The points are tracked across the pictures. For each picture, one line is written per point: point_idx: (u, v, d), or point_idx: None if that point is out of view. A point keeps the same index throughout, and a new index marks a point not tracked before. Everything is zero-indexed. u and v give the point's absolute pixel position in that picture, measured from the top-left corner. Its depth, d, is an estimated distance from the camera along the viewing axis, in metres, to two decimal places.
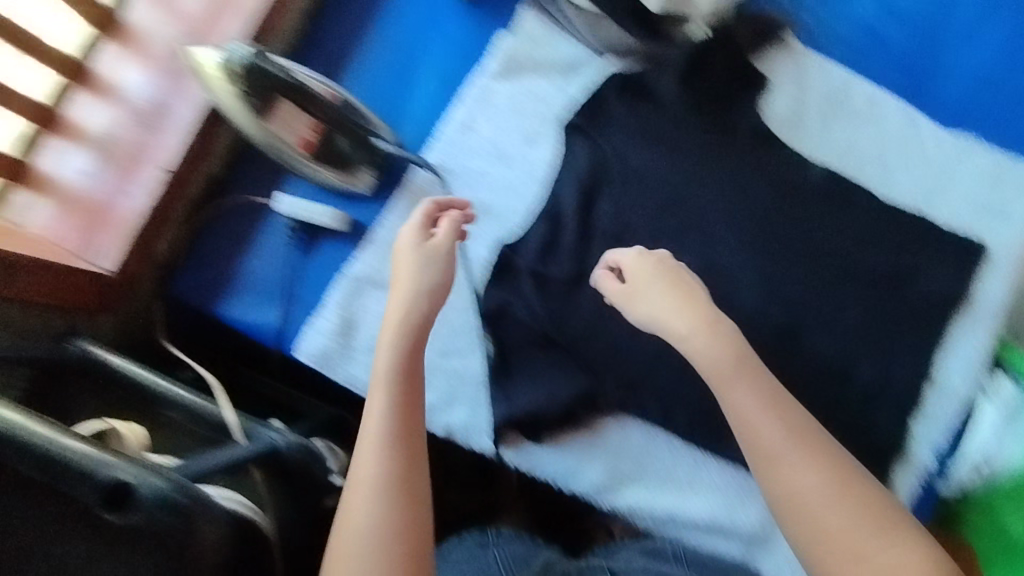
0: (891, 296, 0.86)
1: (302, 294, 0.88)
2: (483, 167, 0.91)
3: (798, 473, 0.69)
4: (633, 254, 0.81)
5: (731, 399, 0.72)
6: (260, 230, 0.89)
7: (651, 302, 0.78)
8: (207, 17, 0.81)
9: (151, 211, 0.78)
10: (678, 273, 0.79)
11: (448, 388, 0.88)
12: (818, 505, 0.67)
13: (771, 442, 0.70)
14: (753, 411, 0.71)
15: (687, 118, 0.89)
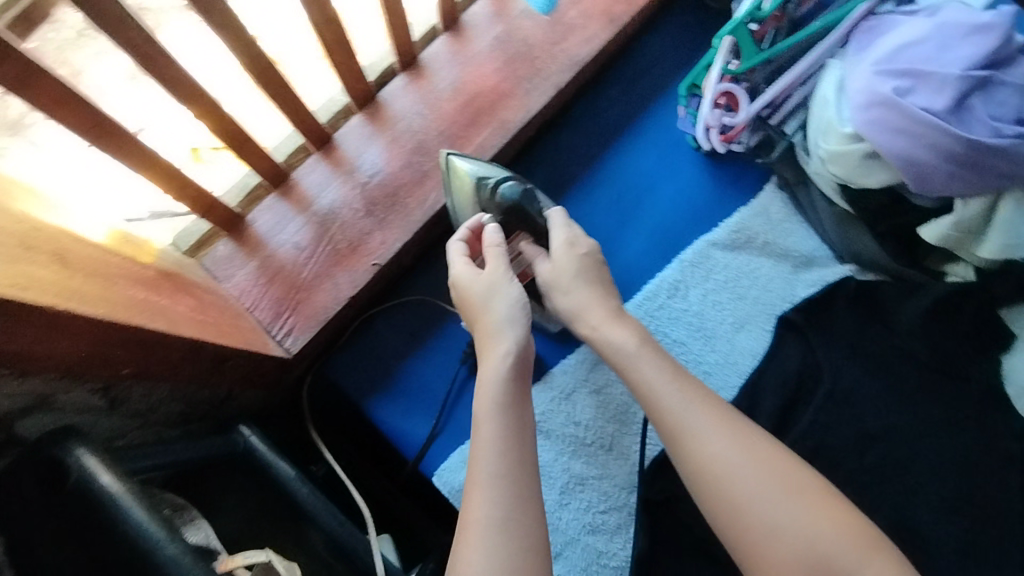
0: None
1: (457, 416, 0.81)
2: (684, 337, 0.85)
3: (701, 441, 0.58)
4: None
5: (635, 379, 0.63)
6: (436, 336, 0.83)
7: (574, 294, 0.68)
8: (465, 123, 0.79)
9: (351, 301, 0.73)
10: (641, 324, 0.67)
11: (583, 569, 0.76)
12: (744, 482, 0.55)
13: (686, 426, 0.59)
14: (656, 384, 0.61)
15: (920, 355, 0.81)
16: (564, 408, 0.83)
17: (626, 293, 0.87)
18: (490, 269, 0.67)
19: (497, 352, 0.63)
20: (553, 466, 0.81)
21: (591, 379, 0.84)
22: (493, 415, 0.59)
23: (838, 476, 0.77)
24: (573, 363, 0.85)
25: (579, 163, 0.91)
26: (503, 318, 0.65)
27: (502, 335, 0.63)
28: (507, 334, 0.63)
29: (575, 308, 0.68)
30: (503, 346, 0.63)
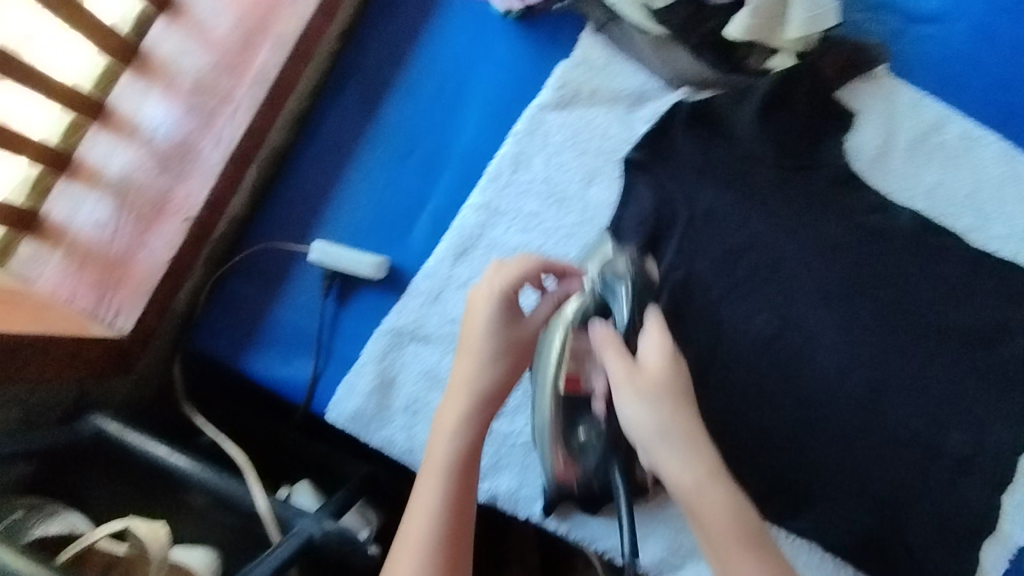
0: (983, 352, 0.80)
1: (335, 350, 0.81)
2: (536, 209, 0.84)
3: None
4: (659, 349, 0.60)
5: (689, 496, 0.55)
6: (290, 277, 0.82)
7: (639, 400, 0.58)
8: (241, 48, 0.74)
9: (172, 265, 0.70)
10: (689, 419, 0.58)
11: (494, 452, 0.81)
12: None
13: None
14: (711, 508, 0.55)
15: (762, 157, 0.82)
16: (436, 311, 0.82)
17: (470, 181, 0.84)
18: (535, 316, 0.72)
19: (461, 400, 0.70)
20: (440, 369, 0.81)
21: (455, 275, 0.82)
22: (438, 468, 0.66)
23: (707, 293, 0.82)
24: (433, 266, 0.82)
25: (388, 63, 0.87)
26: (487, 374, 0.70)
27: (475, 392, 0.70)
28: (475, 392, 0.70)
29: (654, 434, 0.57)
30: (474, 399, 0.69)
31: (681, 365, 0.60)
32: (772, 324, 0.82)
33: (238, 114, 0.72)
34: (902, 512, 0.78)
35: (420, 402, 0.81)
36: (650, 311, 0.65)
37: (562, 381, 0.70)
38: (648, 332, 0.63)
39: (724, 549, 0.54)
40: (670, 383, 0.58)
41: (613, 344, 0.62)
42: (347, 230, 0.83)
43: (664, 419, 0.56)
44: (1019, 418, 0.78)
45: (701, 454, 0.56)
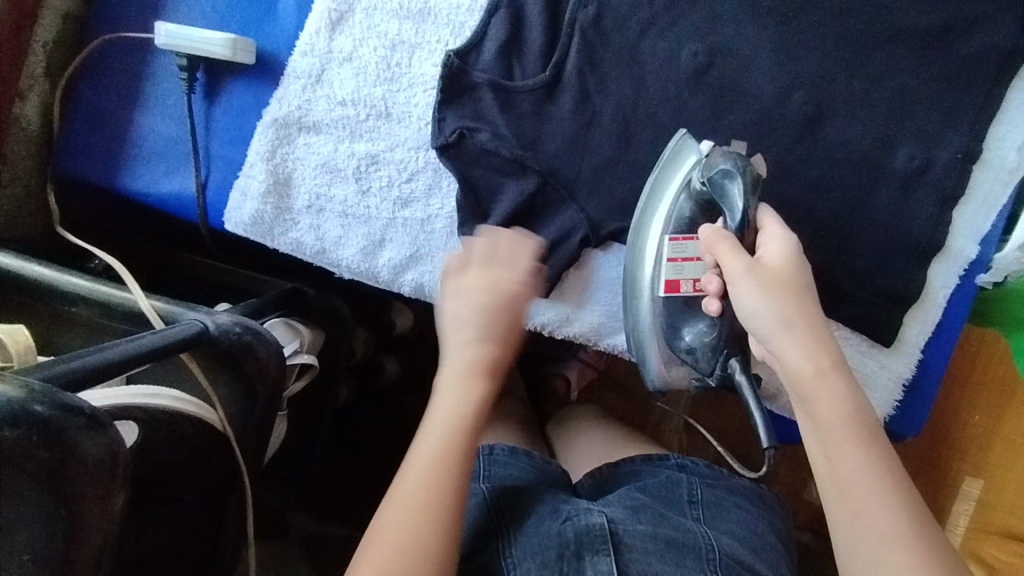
0: (935, 54, 0.71)
1: (215, 153, 0.72)
2: None
3: (855, 464, 0.53)
4: (780, 244, 0.60)
5: (808, 382, 0.55)
6: (148, 76, 0.72)
7: (763, 292, 0.57)
8: None
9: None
10: (816, 314, 0.57)
11: (413, 242, 0.74)
12: (874, 506, 0.52)
13: (857, 487, 0.52)
14: (825, 393, 0.55)
15: None
16: (322, 93, 0.72)
17: None
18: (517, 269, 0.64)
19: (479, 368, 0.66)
20: (337, 159, 0.73)
21: (337, 49, 0.72)
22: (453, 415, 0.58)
23: (624, 31, 0.72)
24: (308, 41, 0.71)
25: None
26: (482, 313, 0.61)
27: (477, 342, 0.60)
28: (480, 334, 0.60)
29: (778, 323, 0.57)
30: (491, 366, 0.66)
31: (802, 268, 0.60)
32: (699, 58, 0.71)
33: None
34: (845, 243, 0.74)
35: (323, 199, 0.73)
36: (765, 211, 0.63)
37: (661, 284, 0.68)
38: (767, 233, 0.62)
39: (836, 437, 0.54)
40: (790, 279, 0.58)
41: (724, 242, 0.61)
42: (202, 9, 0.71)
43: (790, 310, 0.56)
44: (972, 121, 0.71)
45: (825, 347, 0.56)
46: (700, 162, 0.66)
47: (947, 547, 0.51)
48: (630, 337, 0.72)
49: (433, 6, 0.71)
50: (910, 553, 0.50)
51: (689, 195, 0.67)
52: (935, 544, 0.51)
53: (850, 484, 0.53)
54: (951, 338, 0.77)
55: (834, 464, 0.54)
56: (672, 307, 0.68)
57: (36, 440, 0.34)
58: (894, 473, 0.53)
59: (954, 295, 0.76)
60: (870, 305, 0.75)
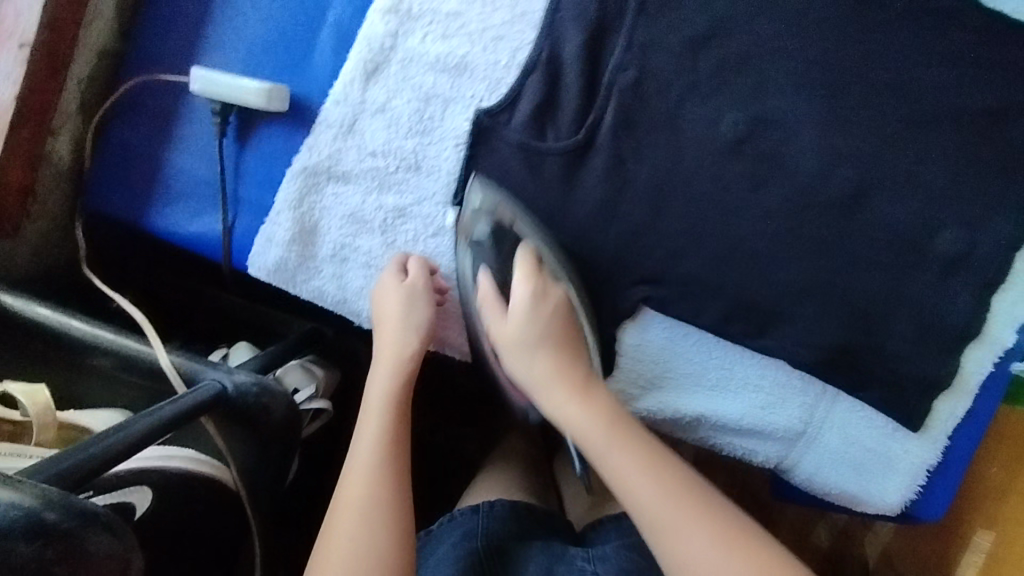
0: (986, 136, 0.69)
1: (243, 197, 0.72)
2: (456, 8, 0.69)
3: (559, 398, 0.63)
4: (528, 290, 0.67)
5: (522, 360, 0.66)
6: (180, 116, 0.71)
7: (522, 338, 0.65)
8: None
9: (20, 106, 0.64)
10: (550, 304, 0.67)
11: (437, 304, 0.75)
12: (582, 422, 0.62)
13: (575, 420, 0.62)
14: (515, 347, 0.66)
15: None
16: (352, 143, 0.71)
17: None
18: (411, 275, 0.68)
19: (390, 360, 0.65)
20: (364, 211, 0.72)
21: (370, 100, 0.71)
22: (379, 435, 0.62)
23: (663, 96, 0.70)
24: (342, 90, 0.70)
25: None
26: (415, 322, 0.66)
27: (405, 345, 0.66)
28: (406, 337, 0.66)
29: (528, 376, 0.65)
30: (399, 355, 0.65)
31: (553, 301, 0.67)
32: (739, 126, 0.70)
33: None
34: (878, 320, 0.71)
35: (348, 249, 0.72)
36: (521, 248, 0.70)
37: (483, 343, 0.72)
38: (518, 276, 0.68)
39: (541, 378, 0.64)
40: (539, 323, 0.66)
41: (493, 305, 0.68)
42: (240, 53, 0.71)
43: (538, 335, 0.65)
44: (1018, 208, 0.69)
45: (538, 311, 0.66)
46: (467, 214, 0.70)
47: (711, 498, 0.57)
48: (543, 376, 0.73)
49: (471, 60, 0.70)
50: (629, 453, 0.60)
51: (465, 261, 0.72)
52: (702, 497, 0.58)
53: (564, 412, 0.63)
54: (979, 424, 0.74)
55: (555, 407, 0.63)
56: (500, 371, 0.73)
57: (51, 553, 0.36)
58: (596, 393, 0.63)
59: (986, 383, 0.73)
60: (898, 390, 0.72)
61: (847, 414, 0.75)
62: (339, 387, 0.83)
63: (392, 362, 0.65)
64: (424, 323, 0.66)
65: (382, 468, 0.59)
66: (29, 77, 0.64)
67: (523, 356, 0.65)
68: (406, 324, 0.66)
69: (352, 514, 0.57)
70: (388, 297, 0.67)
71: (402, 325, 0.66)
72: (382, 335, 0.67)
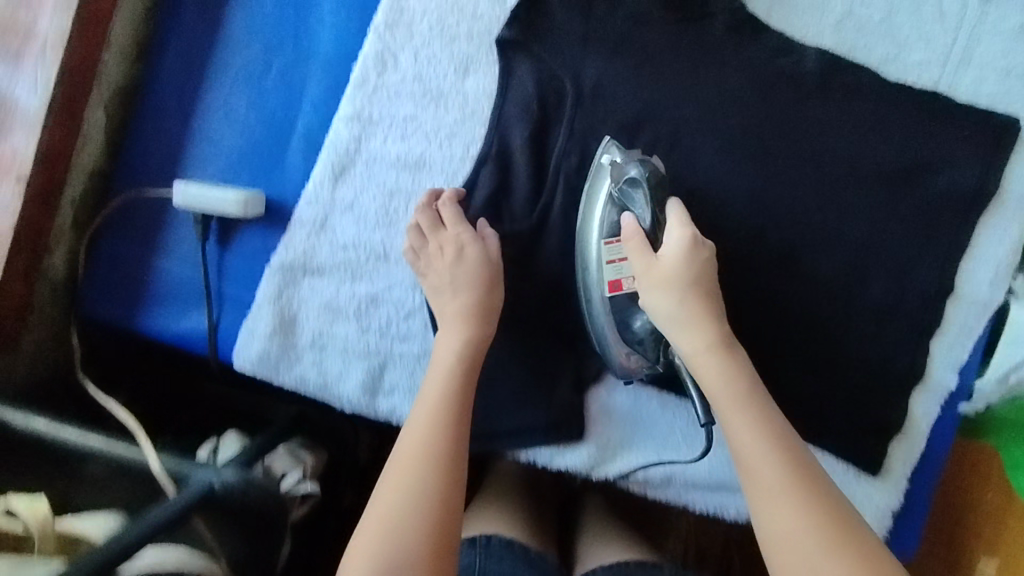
0: (903, 193, 0.75)
1: (227, 295, 0.78)
2: (412, 112, 0.77)
3: (704, 357, 0.63)
4: (684, 235, 0.66)
5: (669, 300, 0.65)
6: (167, 226, 0.78)
7: (673, 293, 0.65)
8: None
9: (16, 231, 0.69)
10: (702, 258, 0.66)
11: None
12: (726, 398, 0.61)
13: (721, 389, 0.61)
14: (667, 290, 0.65)
15: (648, 15, 0.75)
16: (325, 239, 0.77)
17: (336, 91, 0.77)
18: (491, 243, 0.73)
19: (456, 327, 0.69)
20: (339, 300, 0.77)
21: (339, 197, 0.77)
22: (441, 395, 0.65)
23: None
24: (313, 191, 0.77)
25: None
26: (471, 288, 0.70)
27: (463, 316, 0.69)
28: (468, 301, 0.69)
29: (666, 319, 0.65)
30: (472, 326, 0.68)
31: (700, 254, 0.66)
32: (678, 200, 0.76)
33: (47, 51, 0.67)
34: (827, 369, 0.76)
35: (326, 336, 0.77)
36: (671, 204, 0.68)
37: (606, 286, 0.70)
38: (670, 226, 0.67)
39: (692, 328, 0.64)
40: (691, 270, 0.65)
41: (637, 243, 0.67)
42: (217, 165, 0.77)
43: (692, 280, 0.65)
44: (939, 258, 0.74)
45: (696, 267, 0.65)
46: (605, 172, 0.71)
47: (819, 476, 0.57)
48: (519, 439, 0.77)
49: (428, 157, 0.77)
50: (769, 442, 0.59)
51: (611, 200, 0.70)
52: (811, 483, 0.57)
53: (712, 380, 0.62)
54: (936, 464, 0.78)
55: (701, 371, 0.63)
56: (618, 303, 0.70)
57: None
58: (750, 377, 0.62)
59: (936, 424, 0.77)
60: (854, 433, 0.76)
61: (812, 462, 0.77)
62: (327, 466, 0.86)
63: (459, 328, 0.68)
64: (490, 279, 0.71)
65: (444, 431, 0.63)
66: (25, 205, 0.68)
67: (670, 300, 0.65)
68: (471, 293, 0.69)
69: (412, 467, 0.61)
70: (441, 240, 0.72)
71: (478, 298, 0.69)
72: (447, 303, 0.70)
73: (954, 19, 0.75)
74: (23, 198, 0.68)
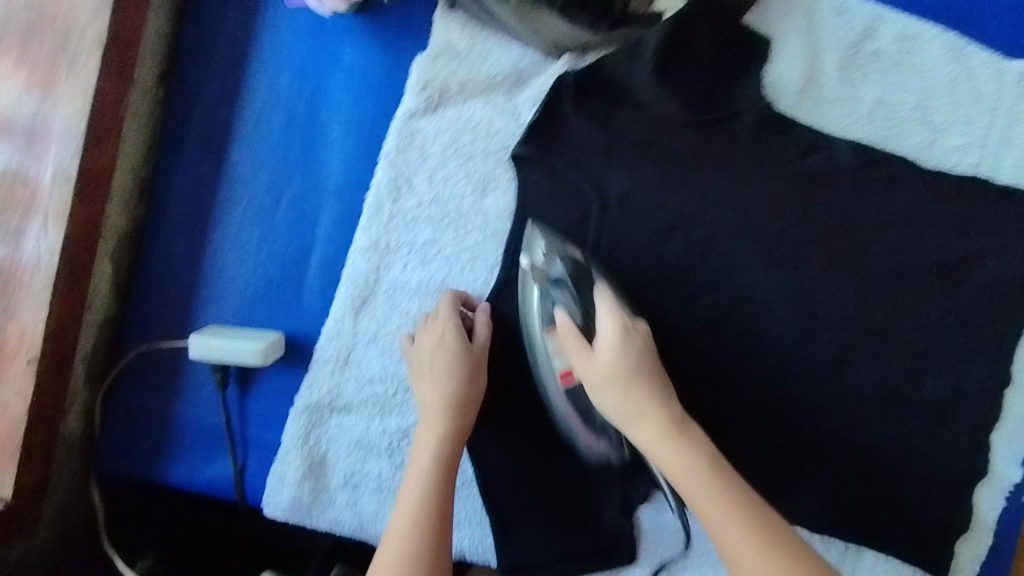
0: (951, 287, 0.72)
1: (252, 440, 0.74)
2: (431, 236, 0.73)
3: (660, 444, 0.57)
4: (612, 319, 0.61)
5: (611, 393, 0.59)
6: (185, 373, 0.74)
7: (618, 394, 0.59)
8: (43, 143, 0.68)
9: (33, 409, 0.67)
10: (641, 344, 0.61)
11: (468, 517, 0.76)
12: (688, 482, 0.56)
13: (679, 467, 0.56)
14: (609, 383, 0.59)
15: (671, 121, 0.71)
16: (351, 375, 0.73)
17: (350, 221, 0.74)
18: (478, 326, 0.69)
19: (436, 418, 0.66)
20: (370, 437, 0.73)
21: (361, 331, 0.73)
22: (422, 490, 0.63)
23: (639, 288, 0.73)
24: (334, 327, 0.73)
25: (222, 99, 0.74)
26: (456, 382, 0.67)
27: (446, 410, 0.66)
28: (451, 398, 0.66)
29: (618, 416, 0.60)
30: (450, 417, 0.66)
31: (635, 339, 0.61)
32: (716, 308, 0.73)
33: (49, 224, 0.67)
34: (883, 475, 0.72)
35: (358, 476, 0.73)
36: (599, 290, 0.64)
37: (558, 379, 0.66)
38: (601, 315, 0.62)
39: (639, 417, 0.58)
40: (628, 361, 0.60)
41: (571, 338, 0.62)
42: (233, 307, 0.74)
43: (634, 371, 0.59)
44: (995, 351, 0.71)
45: (632, 353, 0.60)
46: (534, 261, 0.67)
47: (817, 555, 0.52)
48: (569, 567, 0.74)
49: (451, 283, 0.73)
50: (739, 518, 0.54)
51: (542, 303, 0.66)
52: (804, 563, 0.52)
53: (672, 460, 0.57)
54: (1006, 562, 0.74)
55: (659, 454, 0.58)
56: (572, 390, 0.67)
57: None
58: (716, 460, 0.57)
59: (1001, 519, 0.74)
60: (920, 538, 0.73)
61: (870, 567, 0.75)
62: None
63: (439, 423, 0.66)
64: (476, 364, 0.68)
65: (426, 532, 0.62)
66: (41, 380, 0.67)
67: (613, 391, 0.59)
68: (453, 383, 0.66)
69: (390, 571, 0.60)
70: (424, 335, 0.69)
71: (459, 386, 0.67)
72: (427, 390, 0.68)
73: (990, 98, 0.72)
74: (38, 375, 0.66)
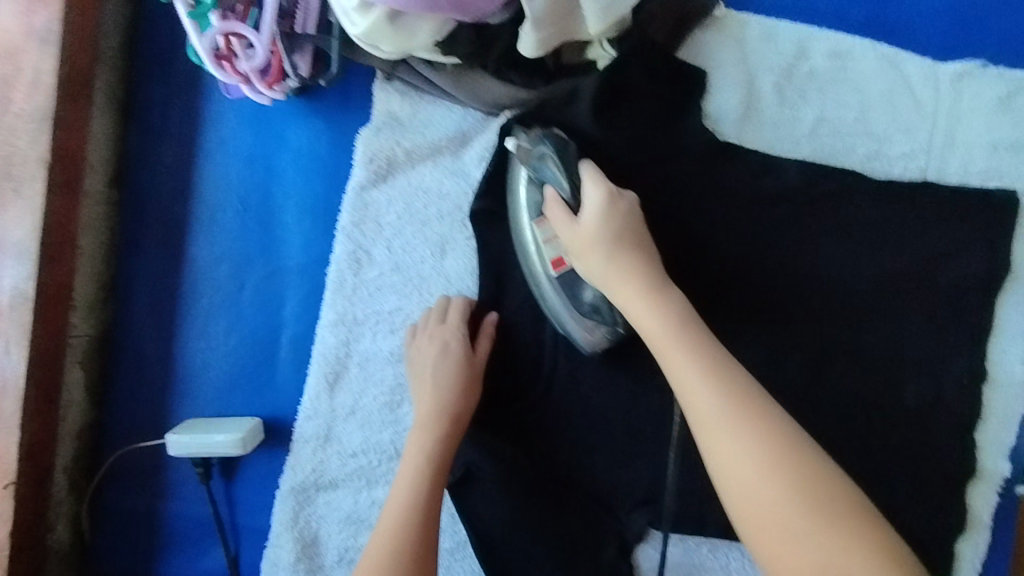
0: (915, 290, 0.72)
1: (242, 527, 0.74)
2: (396, 303, 0.74)
3: (644, 310, 0.60)
4: (598, 188, 0.63)
5: (591, 264, 0.63)
6: (168, 468, 0.74)
7: (600, 260, 0.62)
8: None
9: (16, 526, 0.68)
10: (626, 215, 0.63)
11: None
12: (669, 346, 0.57)
13: (660, 333, 0.58)
14: (597, 257, 0.62)
15: (617, 160, 0.72)
16: (333, 450, 0.73)
17: (314, 299, 0.74)
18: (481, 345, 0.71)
19: (430, 430, 0.67)
20: (359, 510, 0.73)
21: (338, 406, 0.73)
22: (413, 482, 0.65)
23: None
24: (311, 405, 0.73)
25: (175, 195, 0.75)
26: (452, 398, 0.68)
27: (440, 423, 0.67)
28: (441, 417, 0.67)
29: (601, 282, 0.62)
30: (443, 427, 0.67)
31: (624, 207, 0.63)
32: None
33: (11, 345, 0.68)
34: (874, 485, 0.72)
35: (352, 550, 0.73)
36: (584, 164, 0.65)
37: (549, 265, 0.66)
38: (586, 186, 0.64)
39: (621, 280, 0.61)
40: (614, 223, 0.62)
41: (558, 210, 0.64)
42: (209, 396, 0.74)
43: (616, 238, 0.62)
44: (967, 349, 0.71)
45: (625, 228, 0.62)
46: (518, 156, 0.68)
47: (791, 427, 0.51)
48: None
49: None
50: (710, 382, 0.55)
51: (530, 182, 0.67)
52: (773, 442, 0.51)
53: (651, 324, 0.59)
54: (1005, 559, 0.74)
55: (637, 318, 0.60)
56: (567, 280, 0.66)
57: None
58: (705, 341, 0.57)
59: (996, 514, 0.74)
60: (921, 545, 0.72)
61: None
62: None
63: (433, 431, 0.67)
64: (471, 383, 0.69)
65: (416, 519, 0.63)
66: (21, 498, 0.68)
67: (593, 256, 0.62)
68: (447, 396, 0.68)
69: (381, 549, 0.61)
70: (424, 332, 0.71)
71: (447, 404, 0.68)
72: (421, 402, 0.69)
73: (929, 102, 0.73)
74: (18, 493, 0.68)
